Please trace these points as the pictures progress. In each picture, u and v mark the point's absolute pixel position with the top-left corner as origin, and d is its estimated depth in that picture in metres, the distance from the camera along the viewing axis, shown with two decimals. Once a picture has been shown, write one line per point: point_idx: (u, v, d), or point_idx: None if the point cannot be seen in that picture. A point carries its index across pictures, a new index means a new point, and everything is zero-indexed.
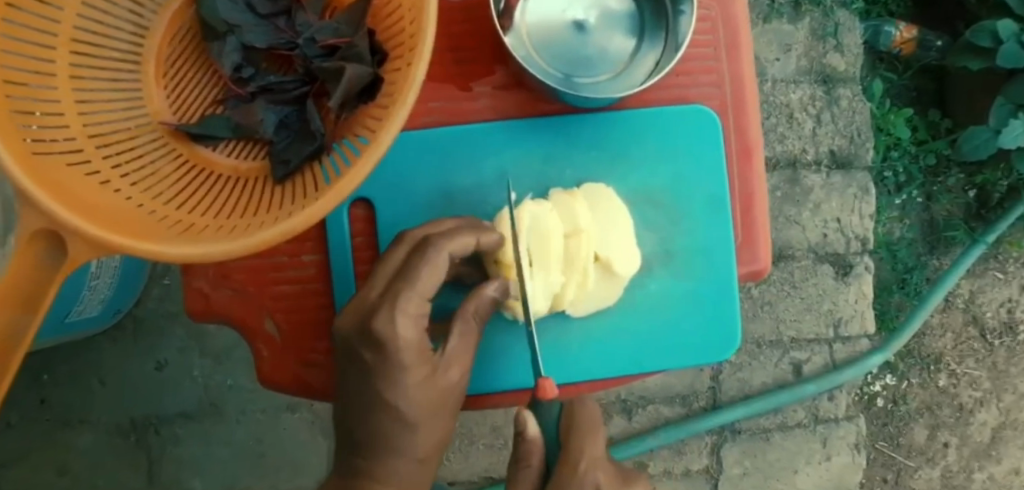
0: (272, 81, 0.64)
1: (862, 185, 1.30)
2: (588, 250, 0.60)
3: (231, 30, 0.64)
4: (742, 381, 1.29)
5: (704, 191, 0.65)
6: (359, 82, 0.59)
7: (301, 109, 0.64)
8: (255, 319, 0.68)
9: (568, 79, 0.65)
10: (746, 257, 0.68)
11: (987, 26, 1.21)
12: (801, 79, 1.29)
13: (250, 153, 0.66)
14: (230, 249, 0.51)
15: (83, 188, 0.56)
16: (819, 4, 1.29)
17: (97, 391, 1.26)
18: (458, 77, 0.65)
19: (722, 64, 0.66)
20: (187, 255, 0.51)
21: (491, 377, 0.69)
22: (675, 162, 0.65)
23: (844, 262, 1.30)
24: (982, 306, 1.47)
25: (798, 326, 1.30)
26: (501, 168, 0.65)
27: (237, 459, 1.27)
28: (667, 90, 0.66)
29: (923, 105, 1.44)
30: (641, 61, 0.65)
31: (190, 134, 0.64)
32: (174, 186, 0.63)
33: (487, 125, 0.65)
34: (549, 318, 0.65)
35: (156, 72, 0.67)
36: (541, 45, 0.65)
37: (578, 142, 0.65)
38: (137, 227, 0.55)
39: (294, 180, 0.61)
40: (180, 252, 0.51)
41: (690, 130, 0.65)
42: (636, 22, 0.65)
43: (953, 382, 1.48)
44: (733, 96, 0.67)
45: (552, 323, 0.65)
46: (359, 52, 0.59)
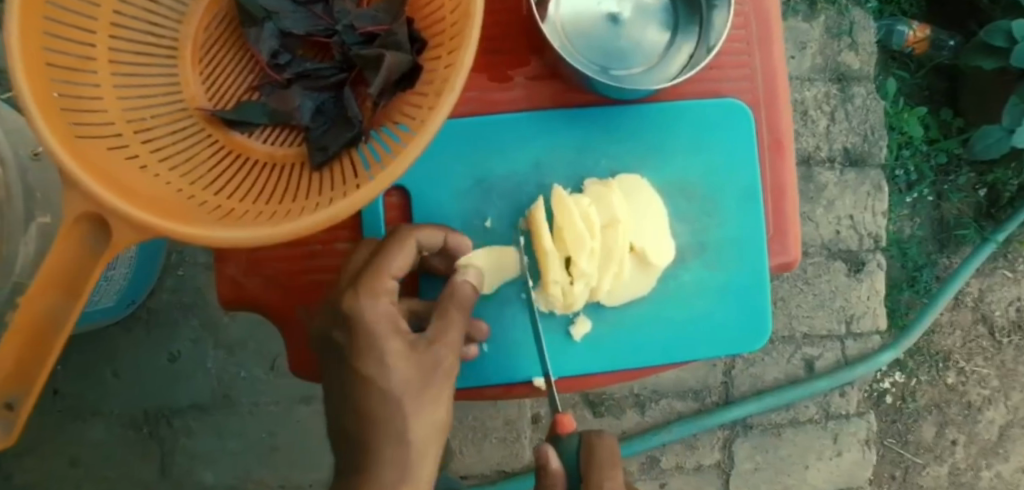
0: (309, 68, 0.65)
1: (875, 183, 1.31)
2: (624, 240, 0.61)
3: (269, 16, 0.64)
4: (754, 376, 1.30)
5: (738, 184, 0.66)
6: (399, 69, 0.59)
7: (337, 96, 0.65)
8: (288, 308, 0.68)
9: (601, 70, 0.65)
10: (777, 248, 0.68)
11: (1002, 27, 1.22)
12: (816, 77, 1.30)
13: (287, 140, 0.66)
14: (275, 233, 0.52)
15: (125, 172, 0.56)
16: (834, 3, 1.30)
17: (110, 383, 1.26)
18: (493, 67, 0.66)
19: (754, 58, 0.67)
20: (235, 240, 0.52)
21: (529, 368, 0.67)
22: (709, 153, 0.66)
23: (857, 259, 1.31)
24: (990, 305, 1.49)
25: (810, 322, 1.31)
26: (536, 157, 0.65)
27: (251, 452, 1.28)
28: (701, 83, 0.67)
29: (935, 103, 1.45)
30: (676, 53, 0.66)
31: (225, 119, 0.64)
32: (211, 171, 0.63)
33: (522, 116, 0.65)
34: (584, 308, 0.65)
35: (192, 58, 0.67)
36: (576, 37, 0.65)
37: (613, 133, 0.65)
38: (178, 211, 0.56)
39: (333, 166, 0.62)
40: (225, 234, 0.52)
41: (724, 122, 0.65)
42: (670, 16, 0.66)
43: (962, 379, 1.49)
44: (765, 89, 0.67)
45: (586, 313, 0.65)
46: (398, 39, 0.60)
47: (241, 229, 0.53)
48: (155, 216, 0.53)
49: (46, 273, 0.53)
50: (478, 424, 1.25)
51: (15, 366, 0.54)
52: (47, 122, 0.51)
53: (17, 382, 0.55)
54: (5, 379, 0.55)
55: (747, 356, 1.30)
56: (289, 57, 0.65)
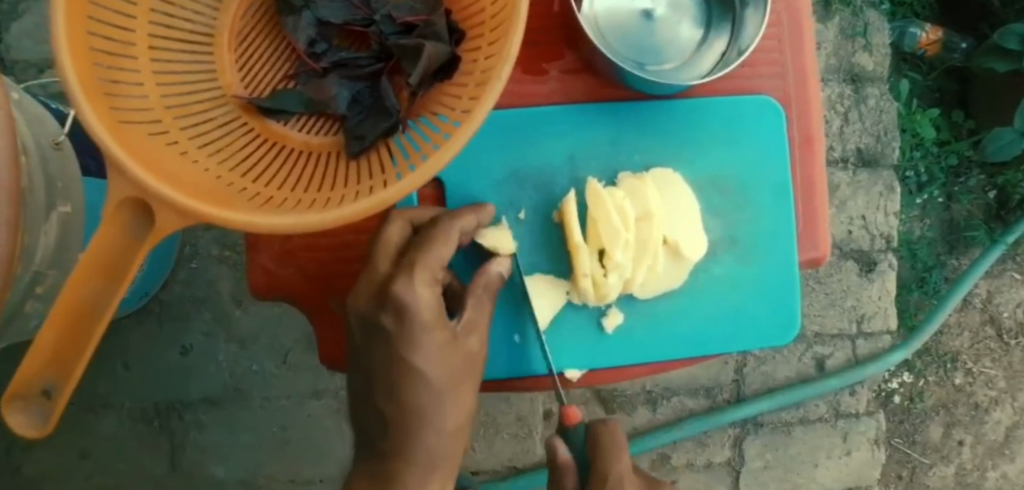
0: (345, 57, 0.65)
1: (888, 184, 1.33)
2: (658, 233, 0.62)
3: (307, 5, 0.65)
4: (766, 375, 1.31)
5: (768, 180, 0.66)
6: (438, 60, 0.60)
7: (373, 86, 0.65)
8: (319, 297, 0.71)
9: (633, 64, 0.66)
10: (807, 244, 0.68)
11: (1016, 29, 1.26)
12: (830, 77, 1.33)
13: (322, 129, 0.67)
14: (316, 220, 0.52)
15: (165, 159, 0.57)
16: (849, 4, 1.33)
17: (121, 375, 1.26)
18: (529, 61, 0.66)
19: (785, 56, 0.67)
20: (277, 225, 0.53)
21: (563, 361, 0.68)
22: (741, 149, 0.66)
23: (868, 259, 1.32)
24: (999, 306, 1.51)
25: (821, 321, 1.32)
26: (570, 150, 0.66)
27: (261, 445, 1.28)
28: (733, 81, 0.67)
29: (947, 106, 1.49)
30: (709, 49, 0.66)
31: (262, 108, 0.65)
32: (247, 159, 0.64)
33: (556, 109, 0.66)
34: (616, 301, 0.66)
35: (228, 45, 0.67)
36: (610, 32, 0.66)
37: (647, 127, 0.66)
38: (218, 197, 0.57)
39: (368, 156, 0.63)
40: (266, 220, 0.53)
41: (755, 119, 0.66)
42: (704, 13, 0.66)
43: (969, 381, 1.50)
44: (796, 86, 0.67)
45: (619, 306, 0.66)
46: (437, 30, 0.60)
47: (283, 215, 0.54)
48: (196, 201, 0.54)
49: (91, 257, 0.53)
50: (491, 419, 1.26)
51: (54, 349, 0.55)
52: (92, 107, 0.52)
53: (55, 367, 0.55)
54: (45, 363, 0.55)
55: (759, 354, 1.31)
56: (325, 47, 0.66)
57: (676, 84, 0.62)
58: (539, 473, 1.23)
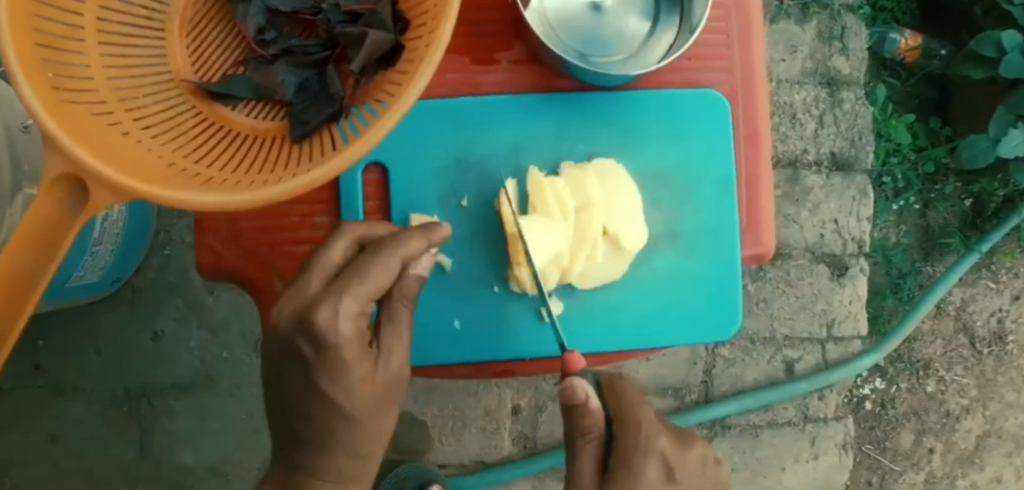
0: (294, 44, 0.65)
1: (861, 188, 1.34)
2: (596, 225, 0.62)
3: None
4: (734, 376, 1.31)
5: (713, 173, 0.66)
6: (382, 48, 0.60)
7: (320, 74, 0.65)
8: (265, 279, 0.70)
9: (578, 57, 0.66)
10: (750, 240, 0.68)
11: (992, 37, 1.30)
12: (806, 80, 1.34)
13: (269, 114, 0.66)
14: (251, 198, 0.52)
15: (106, 137, 0.57)
16: (827, 8, 1.34)
17: (91, 360, 1.26)
18: (477, 51, 0.66)
19: (733, 51, 0.68)
20: (213, 203, 0.52)
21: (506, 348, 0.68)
22: (686, 142, 0.66)
23: (841, 263, 1.32)
24: (972, 315, 1.52)
25: (791, 324, 1.31)
26: (514, 140, 0.66)
27: (229, 434, 1.28)
28: (679, 73, 0.67)
29: (924, 112, 1.52)
30: (656, 42, 0.67)
31: (211, 93, 0.65)
32: (193, 141, 0.64)
33: (502, 98, 0.66)
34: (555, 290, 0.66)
35: (180, 30, 0.67)
36: (559, 22, 0.66)
37: (592, 118, 0.66)
38: (158, 176, 0.56)
39: (311, 141, 0.62)
40: (201, 199, 0.52)
41: (701, 112, 0.66)
42: (652, 6, 0.67)
43: (941, 388, 1.51)
44: (742, 82, 0.68)
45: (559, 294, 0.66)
46: (382, 19, 0.60)
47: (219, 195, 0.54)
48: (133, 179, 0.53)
49: (27, 224, 0.52)
50: (460, 414, 1.26)
51: None
52: (31, 83, 0.52)
53: None
54: None
55: (728, 356, 1.31)
56: (275, 34, 0.66)
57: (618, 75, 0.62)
58: (507, 469, 1.24)
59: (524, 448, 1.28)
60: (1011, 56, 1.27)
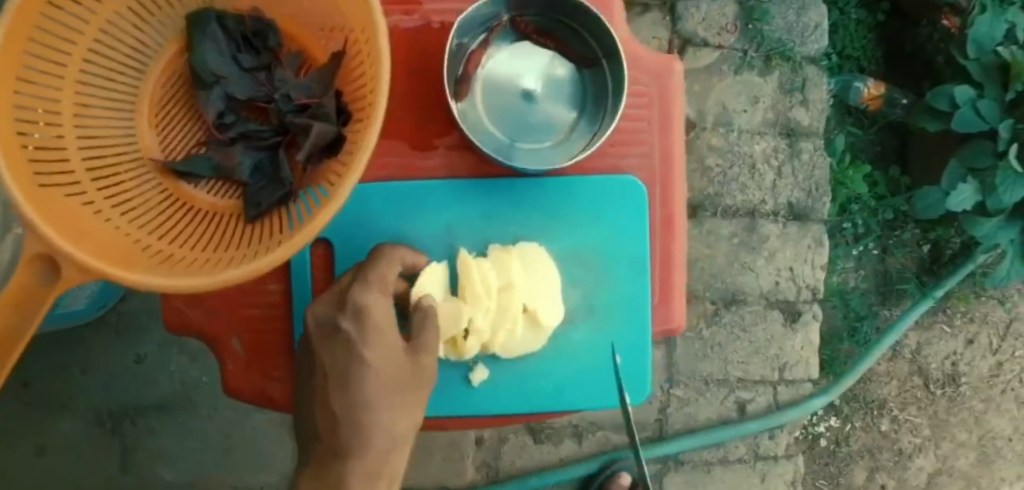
0: (251, 129, 0.71)
1: (816, 238, 1.41)
2: (518, 303, 0.68)
3: (218, 80, 0.71)
4: (687, 415, 1.39)
5: (628, 257, 0.72)
6: (324, 139, 0.67)
7: (273, 156, 0.71)
8: (225, 336, 0.77)
9: (510, 145, 0.72)
10: (662, 315, 0.75)
11: (947, 91, 1.35)
12: (766, 130, 1.39)
13: (227, 192, 0.73)
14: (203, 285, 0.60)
15: (78, 219, 0.63)
16: (790, 60, 1.40)
17: (78, 380, 1.32)
18: (415, 137, 0.73)
19: (654, 137, 0.73)
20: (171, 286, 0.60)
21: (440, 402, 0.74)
22: (604, 228, 0.72)
23: (793, 310, 1.40)
24: (927, 358, 1.59)
25: (744, 368, 1.39)
26: (448, 220, 0.72)
27: (206, 453, 1.34)
28: (601, 159, 0.73)
29: (886, 160, 1.57)
30: (580, 131, 0.73)
31: (177, 171, 0.72)
32: (159, 218, 0.71)
33: (437, 183, 0.72)
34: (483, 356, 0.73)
35: (149, 112, 0.74)
36: (492, 109, 0.72)
37: (520, 203, 0.72)
38: (123, 256, 0.64)
39: (264, 221, 0.70)
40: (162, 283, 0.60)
41: (618, 200, 0.72)
42: (577, 97, 0.73)
43: (895, 427, 1.59)
44: (661, 167, 0.73)
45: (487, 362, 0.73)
46: (326, 111, 0.67)
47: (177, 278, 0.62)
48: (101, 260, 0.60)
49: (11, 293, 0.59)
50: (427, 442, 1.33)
51: None
52: (16, 173, 0.58)
53: None
54: None
55: (682, 396, 1.39)
56: (234, 118, 0.72)
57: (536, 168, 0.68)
58: None
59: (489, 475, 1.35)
60: (963, 111, 1.32)
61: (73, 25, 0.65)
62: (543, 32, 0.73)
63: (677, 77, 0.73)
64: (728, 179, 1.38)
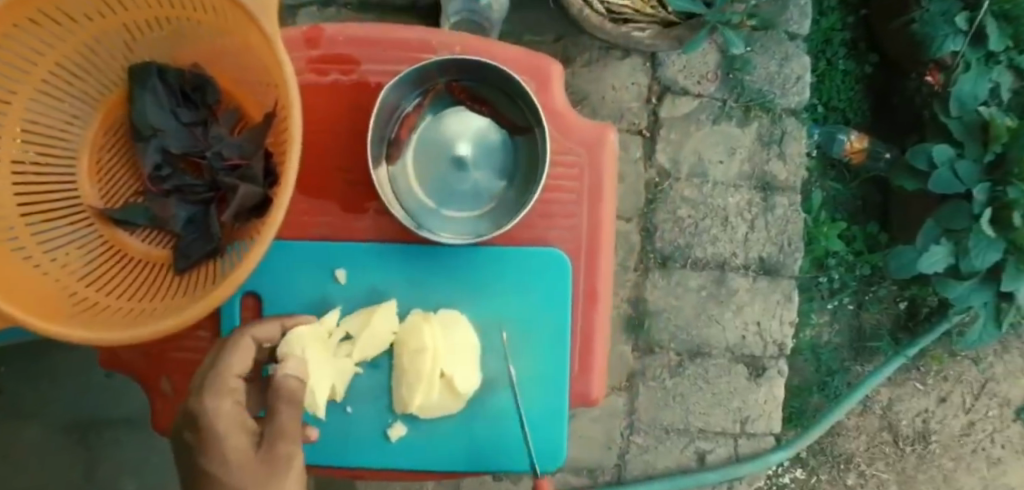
0: (185, 182, 0.73)
1: (786, 293, 1.40)
2: (433, 368, 0.69)
3: (155, 133, 0.72)
4: (647, 462, 1.40)
5: (547, 329, 0.73)
6: (251, 200, 0.68)
7: (206, 210, 0.73)
8: (154, 376, 0.78)
9: (436, 211, 0.74)
10: (580, 387, 0.75)
11: (925, 149, 1.31)
12: (742, 183, 1.39)
13: (162, 240, 0.75)
14: (113, 339, 0.60)
15: (4, 264, 0.65)
16: (769, 111, 1.40)
17: (46, 390, 1.33)
18: (346, 200, 0.74)
19: (581, 209, 0.74)
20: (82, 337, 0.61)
21: (362, 456, 0.75)
22: (525, 298, 0.73)
23: (759, 364, 1.40)
24: (898, 414, 1.58)
25: (706, 419, 1.40)
26: (373, 282, 0.73)
27: (168, 469, 1.35)
28: (527, 230, 0.73)
29: (867, 214, 1.56)
30: (509, 200, 0.74)
31: (112, 219, 0.74)
32: (91, 263, 0.72)
33: (365, 245, 0.73)
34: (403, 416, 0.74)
35: (90, 158, 0.76)
36: (422, 176, 0.74)
37: (444, 269, 0.73)
38: (45, 304, 0.65)
39: (193, 272, 0.71)
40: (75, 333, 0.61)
41: (540, 272, 0.72)
42: (508, 166, 0.75)
43: (861, 482, 1.59)
44: (587, 242, 0.74)
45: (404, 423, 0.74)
46: (253, 173, 0.69)
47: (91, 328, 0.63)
48: (20, 306, 0.62)
49: None
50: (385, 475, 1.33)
51: None
52: None
53: None
54: None
55: (643, 442, 1.40)
56: (170, 170, 0.73)
57: (451, 241, 0.69)
58: None
59: None
60: (940, 170, 1.28)
61: (15, 75, 0.67)
62: (476, 97, 0.73)
63: (609, 149, 0.74)
64: (700, 230, 1.39)
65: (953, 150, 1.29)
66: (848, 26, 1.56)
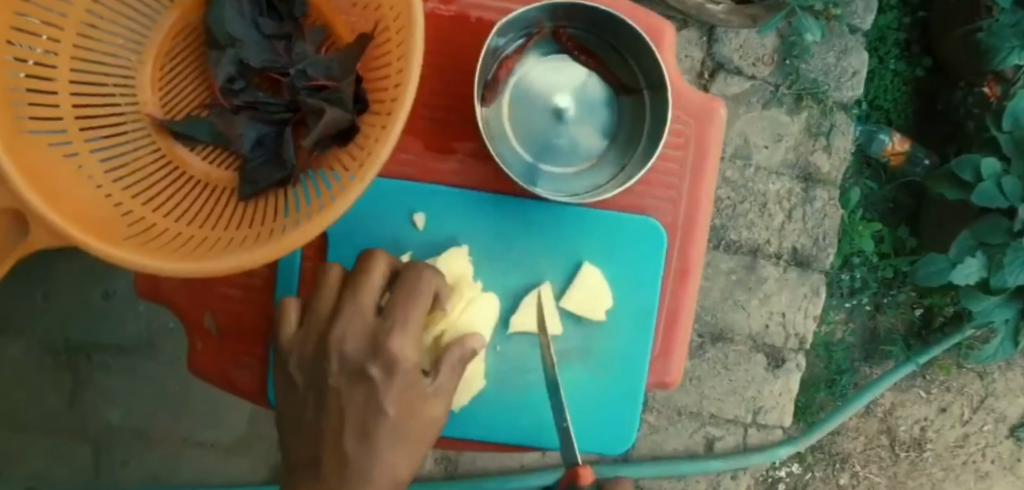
0: (258, 99, 0.67)
1: (814, 287, 1.38)
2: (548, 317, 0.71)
3: (233, 44, 0.67)
4: (654, 443, 1.38)
5: (635, 304, 0.72)
6: (336, 126, 0.62)
7: (279, 132, 0.67)
8: (196, 311, 0.73)
9: (533, 166, 0.71)
10: (659, 367, 0.75)
11: (973, 159, 1.16)
12: (784, 171, 1.36)
13: (223, 161, 0.69)
14: (185, 271, 0.54)
15: (58, 174, 0.58)
16: (820, 103, 1.35)
17: (40, 306, 1.26)
18: (436, 141, 0.72)
19: (680, 180, 0.73)
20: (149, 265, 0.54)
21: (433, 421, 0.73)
22: (616, 268, 0.72)
23: (778, 355, 1.38)
24: (898, 419, 1.57)
25: (719, 405, 1.38)
26: (454, 234, 0.71)
27: (160, 400, 1.28)
28: (626, 197, 0.73)
29: (896, 218, 1.53)
30: (606, 162, 0.71)
31: (172, 131, 0.67)
32: (146, 179, 0.66)
33: (450, 190, 0.71)
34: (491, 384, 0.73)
35: (154, 64, 0.70)
36: (518, 125, 0.71)
37: (533, 230, 0.72)
38: (102, 221, 0.58)
39: (258, 202, 0.65)
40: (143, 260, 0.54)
41: (638, 241, 0.72)
42: (610, 126, 0.71)
43: (853, 483, 1.58)
44: (684, 216, 0.73)
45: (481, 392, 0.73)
46: (342, 97, 0.63)
47: (156, 255, 0.56)
48: (77, 225, 0.55)
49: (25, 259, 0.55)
50: None
51: None
52: None
53: None
54: None
55: (652, 423, 1.39)
56: (243, 85, 0.68)
57: (551, 198, 0.65)
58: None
59: (445, 470, 1.24)
60: (985, 184, 1.12)
61: None
62: (585, 48, 0.70)
63: (717, 121, 0.73)
64: (736, 214, 1.35)
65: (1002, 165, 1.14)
66: (903, 27, 1.49)
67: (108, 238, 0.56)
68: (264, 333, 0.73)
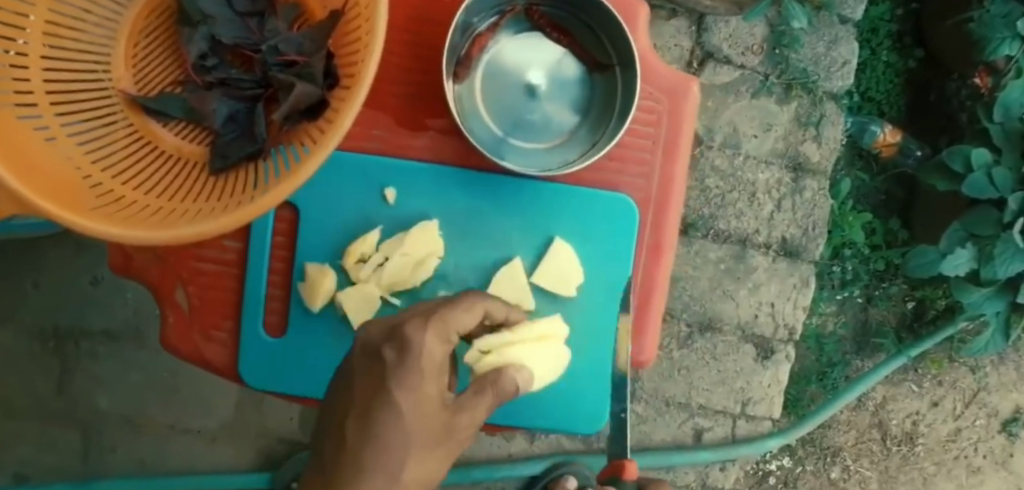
0: (231, 75, 0.67)
1: (804, 277, 1.37)
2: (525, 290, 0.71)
3: (205, 19, 0.66)
4: (643, 433, 1.38)
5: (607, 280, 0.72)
6: (307, 100, 0.62)
7: (251, 108, 0.67)
8: (169, 286, 0.73)
9: (503, 140, 0.71)
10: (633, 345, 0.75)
11: (963, 150, 1.14)
12: (773, 161, 1.35)
13: (196, 137, 0.69)
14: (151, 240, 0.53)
15: (27, 144, 0.58)
16: (810, 92, 1.35)
17: (28, 293, 1.26)
18: (408, 118, 0.72)
19: (654, 157, 0.73)
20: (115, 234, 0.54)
21: None
22: (588, 245, 0.72)
23: (767, 346, 1.38)
24: (890, 413, 1.57)
25: (708, 396, 1.38)
26: (426, 210, 0.71)
27: (147, 387, 1.28)
28: (600, 174, 0.73)
29: (888, 210, 1.52)
30: (577, 138, 0.72)
31: (144, 106, 0.68)
32: (117, 152, 0.66)
33: (422, 166, 0.71)
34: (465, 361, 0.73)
35: (128, 41, 0.70)
36: (490, 100, 0.71)
37: (505, 206, 0.72)
38: (69, 191, 0.58)
39: (229, 175, 0.65)
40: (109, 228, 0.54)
41: (611, 217, 0.72)
42: (582, 103, 0.72)
43: (844, 476, 1.57)
44: (657, 194, 0.73)
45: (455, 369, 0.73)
46: (312, 72, 0.62)
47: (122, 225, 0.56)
48: (44, 193, 0.54)
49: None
50: None
51: None
52: None
53: None
54: None
55: (641, 413, 1.39)
56: (216, 61, 0.68)
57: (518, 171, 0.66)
58: None
59: None
60: (975, 175, 1.11)
61: None
62: (557, 26, 0.71)
63: (691, 99, 0.73)
64: (726, 203, 1.35)
65: (992, 155, 1.13)
66: (896, 18, 1.49)
67: (75, 207, 0.56)
68: (235, 308, 0.73)
